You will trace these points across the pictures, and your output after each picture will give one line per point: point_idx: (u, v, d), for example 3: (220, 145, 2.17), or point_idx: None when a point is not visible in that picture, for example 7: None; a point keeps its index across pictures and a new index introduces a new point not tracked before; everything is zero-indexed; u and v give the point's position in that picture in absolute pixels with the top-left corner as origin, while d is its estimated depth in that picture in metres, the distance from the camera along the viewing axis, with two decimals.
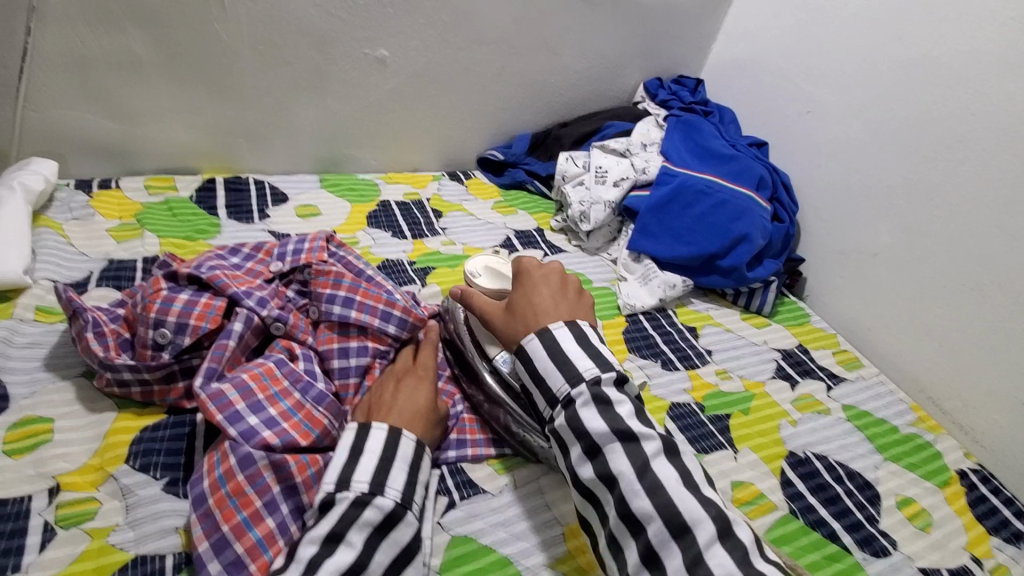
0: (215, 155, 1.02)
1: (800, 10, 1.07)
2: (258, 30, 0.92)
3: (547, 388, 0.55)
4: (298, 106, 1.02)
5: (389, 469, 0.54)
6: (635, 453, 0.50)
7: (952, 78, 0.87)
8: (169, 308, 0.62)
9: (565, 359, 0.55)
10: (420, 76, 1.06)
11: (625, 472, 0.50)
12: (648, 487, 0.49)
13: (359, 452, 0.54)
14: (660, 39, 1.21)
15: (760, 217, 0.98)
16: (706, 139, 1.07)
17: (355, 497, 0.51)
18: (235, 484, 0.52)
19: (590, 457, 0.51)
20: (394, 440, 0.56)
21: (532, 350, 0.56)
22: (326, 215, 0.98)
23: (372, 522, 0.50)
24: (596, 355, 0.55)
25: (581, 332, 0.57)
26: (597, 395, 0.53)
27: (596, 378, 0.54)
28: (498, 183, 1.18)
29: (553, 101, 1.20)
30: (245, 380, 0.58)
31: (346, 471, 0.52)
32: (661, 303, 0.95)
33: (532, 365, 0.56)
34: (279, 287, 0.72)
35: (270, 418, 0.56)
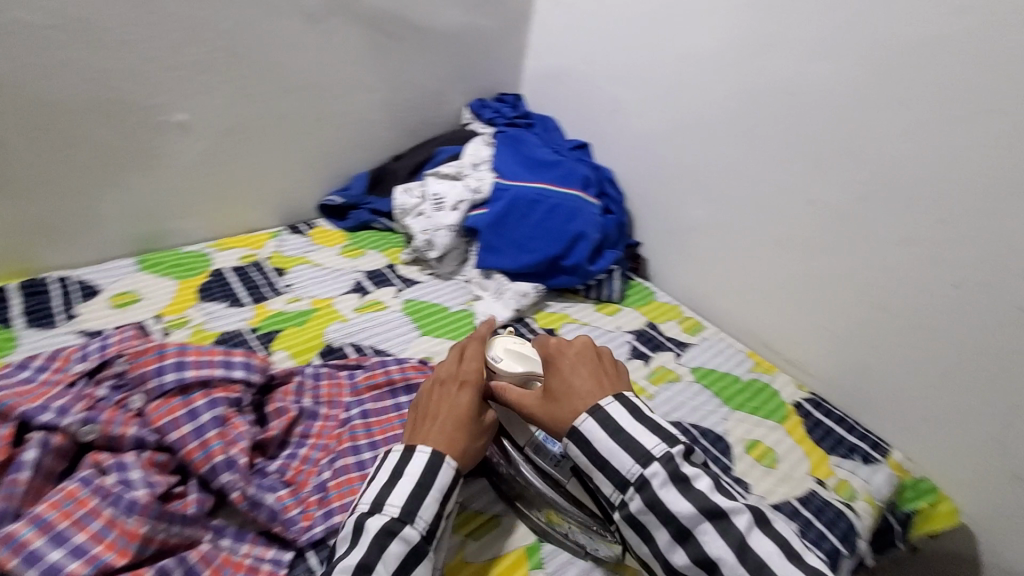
0: (3, 258, 0.90)
1: (586, 20, 1.17)
2: (23, 115, 0.82)
3: (614, 471, 0.57)
4: (95, 188, 0.93)
5: (421, 497, 0.55)
6: (726, 529, 0.53)
7: (713, 63, 0.98)
8: None
9: (627, 436, 0.57)
10: (231, 134, 1.01)
11: (723, 556, 0.52)
12: (752, 566, 0.52)
13: (398, 474, 0.57)
14: (474, 62, 1.26)
15: (591, 213, 1.04)
16: (531, 150, 1.13)
17: (384, 524, 0.53)
18: None
19: (678, 541, 0.54)
20: (409, 457, 0.58)
21: (588, 430, 0.58)
22: (149, 299, 0.91)
23: (400, 553, 0.52)
24: (662, 432, 0.58)
25: (633, 406, 0.60)
26: (674, 471, 0.55)
27: (670, 454, 0.56)
28: (343, 227, 1.16)
29: (382, 137, 1.21)
30: (44, 507, 0.52)
31: (376, 500, 0.55)
32: (519, 313, 0.98)
33: (590, 448, 0.58)
34: (86, 389, 0.65)
35: (76, 548, 0.51)
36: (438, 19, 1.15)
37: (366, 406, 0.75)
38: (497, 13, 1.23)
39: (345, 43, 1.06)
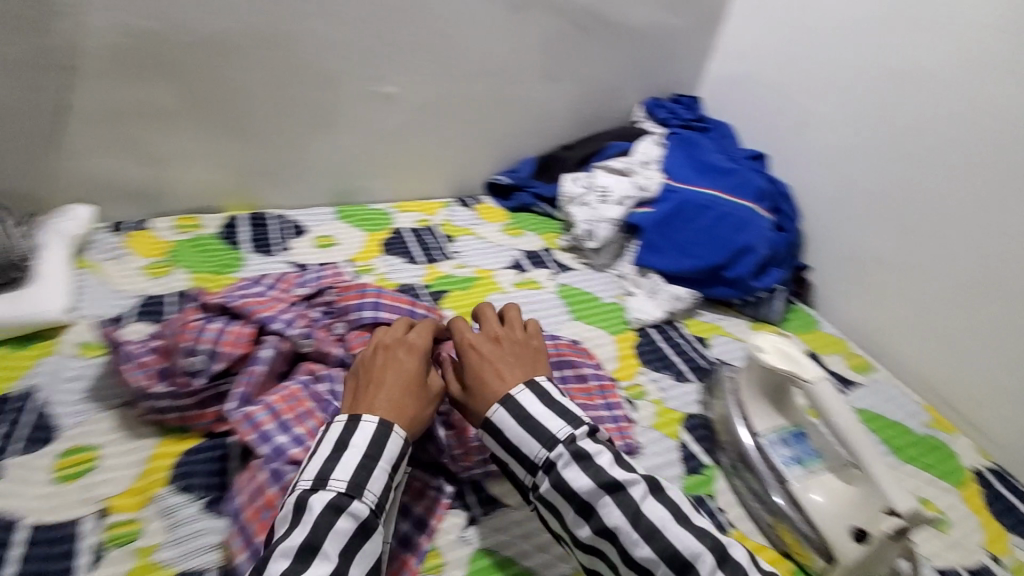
0: (237, 192, 1.08)
1: (786, 27, 1.12)
2: (273, 74, 0.97)
3: (524, 456, 0.57)
4: (313, 142, 1.07)
5: (371, 470, 0.53)
6: (626, 501, 0.53)
7: (939, 83, 0.90)
8: (198, 338, 0.66)
9: (534, 422, 0.57)
10: (427, 108, 1.11)
11: (621, 525, 0.52)
12: (645, 532, 0.52)
13: (343, 446, 0.54)
14: (657, 61, 1.25)
15: (762, 227, 1.00)
16: (705, 154, 1.11)
17: (331, 497, 0.51)
18: (268, 497, 0.58)
19: (583, 516, 0.54)
20: (383, 432, 0.55)
21: (499, 419, 0.58)
22: (342, 245, 1.03)
23: (347, 531, 0.50)
24: (564, 414, 0.58)
25: (541, 391, 0.60)
26: (575, 449, 0.56)
27: (573, 436, 0.57)
28: (506, 207, 1.22)
29: (555, 125, 1.25)
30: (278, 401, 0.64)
31: (358, 474, 0.52)
32: (670, 316, 0.97)
33: (501, 436, 0.58)
34: (304, 308, 0.76)
35: (296, 436, 0.61)
36: (630, 14, 1.16)
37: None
38: (689, 14, 1.21)
39: (540, 32, 1.10)
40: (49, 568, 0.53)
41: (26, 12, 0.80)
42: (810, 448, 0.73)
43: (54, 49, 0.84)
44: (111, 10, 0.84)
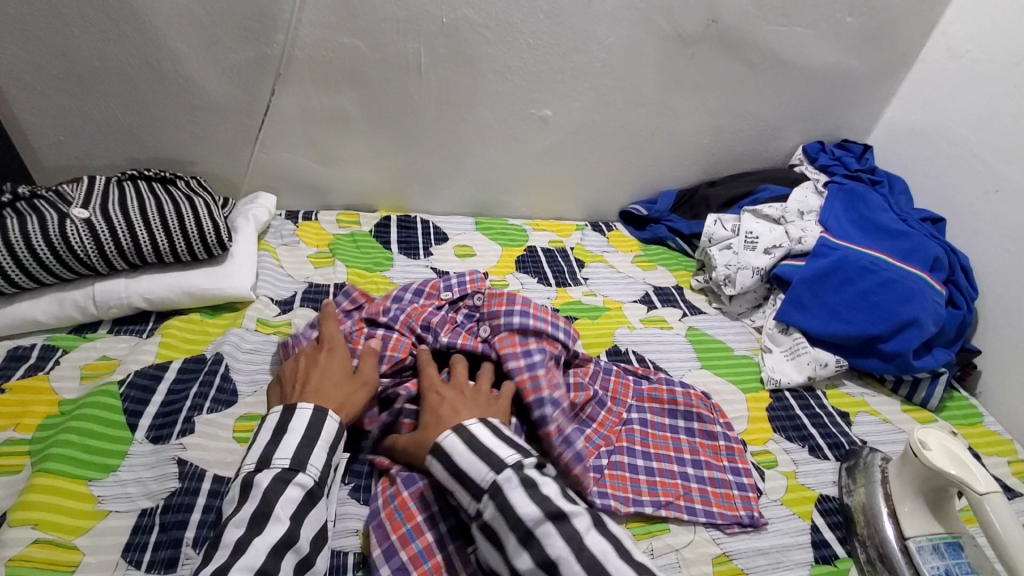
0: (392, 194, 1.16)
1: (994, 80, 1.00)
2: (444, 92, 1.04)
3: (470, 481, 0.55)
4: (467, 156, 1.13)
5: (311, 447, 0.59)
6: (569, 531, 0.49)
7: None
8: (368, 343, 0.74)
9: (481, 445, 0.57)
10: (579, 133, 1.13)
11: (563, 555, 0.48)
12: (587, 564, 0.47)
13: (283, 429, 0.59)
14: (827, 103, 1.17)
15: (934, 301, 0.90)
16: (873, 211, 1.02)
17: (276, 473, 0.56)
18: (401, 500, 0.63)
19: (523, 545, 0.50)
20: (320, 416, 0.61)
21: (449, 446, 0.57)
22: (479, 256, 1.08)
23: (296, 498, 0.55)
24: (512, 443, 0.57)
25: (493, 423, 0.60)
26: (522, 474, 0.53)
27: (521, 463, 0.55)
28: (639, 238, 1.21)
29: (703, 160, 1.21)
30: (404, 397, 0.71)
31: (302, 455, 0.58)
32: (810, 382, 0.90)
33: (451, 463, 0.57)
34: (451, 312, 0.81)
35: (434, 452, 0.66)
36: (806, 54, 1.09)
37: (645, 414, 0.78)
38: (874, 57, 1.12)
39: (707, 67, 1.08)
40: (223, 522, 0.61)
41: (253, 25, 0.92)
42: (966, 563, 0.64)
43: (270, 58, 0.96)
44: (320, 27, 0.94)
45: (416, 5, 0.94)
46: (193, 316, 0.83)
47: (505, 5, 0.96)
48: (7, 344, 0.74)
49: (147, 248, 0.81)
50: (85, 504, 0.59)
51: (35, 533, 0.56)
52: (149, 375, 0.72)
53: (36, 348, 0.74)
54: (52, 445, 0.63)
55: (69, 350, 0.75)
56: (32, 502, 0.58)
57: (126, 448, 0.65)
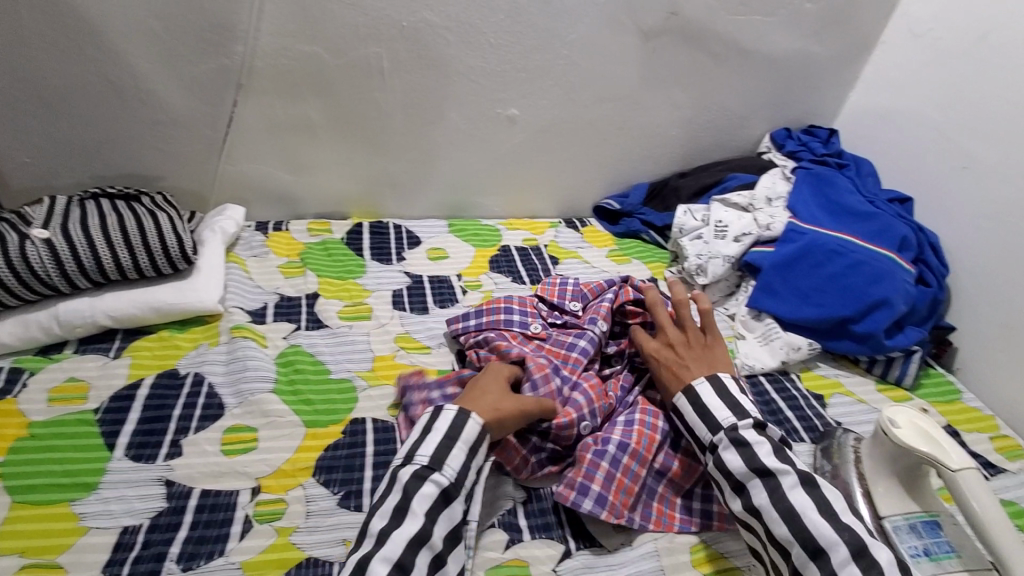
0: (363, 200, 1.16)
1: (952, 60, 1.01)
2: (410, 95, 1.04)
3: (699, 433, 0.66)
4: (437, 159, 1.13)
5: (450, 446, 0.60)
6: (773, 485, 0.58)
7: None
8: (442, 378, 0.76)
9: (705, 408, 0.66)
10: (547, 131, 1.13)
11: (764, 504, 0.58)
12: (784, 514, 0.57)
13: (427, 429, 0.62)
14: (792, 90, 1.18)
15: (903, 281, 0.91)
16: (840, 194, 1.02)
17: (415, 469, 0.59)
18: (591, 461, 0.67)
19: (736, 493, 0.61)
20: (461, 418, 0.62)
21: (681, 405, 0.68)
22: (453, 258, 1.08)
23: (432, 493, 0.57)
24: (731, 404, 0.65)
25: (694, 394, 0.67)
26: (734, 436, 0.62)
27: (734, 425, 0.63)
28: (613, 232, 1.21)
29: (673, 152, 1.21)
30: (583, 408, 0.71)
31: (440, 453, 0.60)
32: (784, 366, 0.90)
33: (684, 416, 0.67)
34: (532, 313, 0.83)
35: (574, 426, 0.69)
36: (768, 42, 1.10)
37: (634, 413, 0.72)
38: (835, 42, 1.14)
39: (670, 60, 1.08)
40: (208, 535, 0.60)
41: (212, 38, 0.92)
42: (945, 542, 0.63)
43: (231, 69, 0.96)
44: (281, 36, 0.94)
45: (376, 10, 0.94)
46: (161, 333, 0.82)
47: (464, 6, 0.96)
48: None
49: (109, 265, 0.81)
50: (67, 526, 0.59)
51: (20, 561, 0.56)
52: (123, 397, 0.72)
53: (0, 372, 0.73)
54: (32, 471, 0.63)
55: (35, 372, 0.74)
56: (11, 533, 0.58)
57: (106, 465, 0.65)
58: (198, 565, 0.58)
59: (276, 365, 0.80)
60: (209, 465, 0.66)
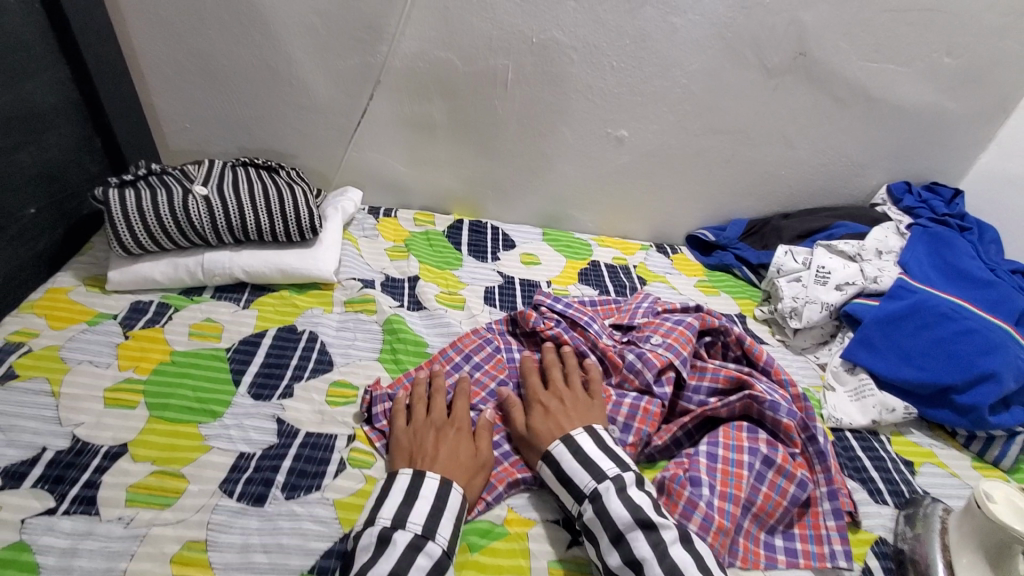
0: (466, 200, 1.23)
1: None
2: (527, 107, 1.09)
3: (574, 486, 0.63)
4: (540, 169, 1.18)
5: (438, 516, 0.58)
6: (656, 539, 0.56)
7: None
8: (482, 350, 0.84)
9: (586, 457, 0.64)
10: (652, 155, 1.15)
11: (648, 557, 0.55)
12: (667, 569, 0.54)
13: (413, 496, 0.59)
14: (919, 144, 1.13)
15: (1019, 356, 0.85)
16: (959, 258, 0.97)
17: (409, 539, 0.55)
18: (722, 468, 0.68)
19: (614, 544, 0.57)
20: (417, 479, 0.60)
21: (559, 454, 0.65)
22: (544, 265, 1.12)
23: (425, 567, 0.54)
24: (616, 458, 0.64)
25: (576, 446, 0.65)
26: (619, 483, 0.61)
27: (619, 475, 0.62)
28: (704, 263, 1.21)
29: (777, 193, 1.19)
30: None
31: (432, 522, 0.57)
32: (875, 426, 0.86)
33: (558, 466, 0.65)
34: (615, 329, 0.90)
35: (712, 453, 0.70)
36: (897, 92, 1.07)
37: (716, 447, 0.71)
38: (974, 100, 1.08)
39: (790, 98, 1.07)
40: (309, 470, 0.66)
41: (361, 36, 1.02)
42: None
43: (371, 66, 1.05)
44: (420, 40, 1.02)
45: (510, 25, 1.00)
46: (283, 292, 0.91)
47: (594, 29, 1.00)
48: (130, 298, 0.85)
49: (249, 225, 0.91)
50: (194, 443, 0.67)
51: (153, 467, 0.64)
52: (249, 342, 0.81)
53: (153, 304, 0.85)
54: (170, 392, 0.72)
55: (179, 309, 0.85)
56: (148, 442, 0.66)
57: (230, 398, 0.73)
58: (299, 495, 0.63)
59: (381, 333, 0.87)
60: (315, 412, 0.73)
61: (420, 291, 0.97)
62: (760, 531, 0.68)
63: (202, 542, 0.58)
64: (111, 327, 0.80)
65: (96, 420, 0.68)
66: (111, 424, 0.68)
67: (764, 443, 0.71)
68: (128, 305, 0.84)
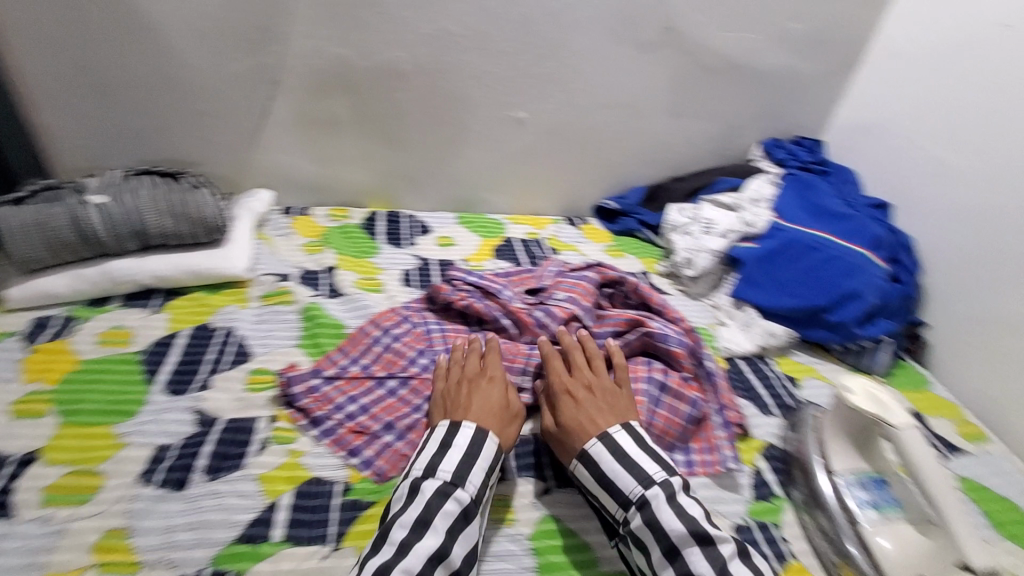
0: (381, 193, 1.26)
1: (925, 77, 1.09)
2: (426, 95, 1.14)
3: (617, 490, 0.64)
4: (449, 155, 1.23)
5: (470, 465, 0.63)
6: (714, 555, 0.58)
7: None
8: (402, 324, 0.88)
9: (631, 461, 0.65)
10: (551, 133, 1.22)
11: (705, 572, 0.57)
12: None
13: (447, 445, 0.65)
14: (783, 103, 1.27)
15: (876, 275, 0.97)
16: (821, 198, 1.10)
17: (438, 486, 0.61)
18: None
19: (668, 558, 0.59)
20: (478, 437, 0.66)
21: (595, 454, 0.66)
22: (459, 245, 1.17)
23: (452, 512, 0.59)
24: (664, 462, 0.65)
25: (637, 438, 0.67)
26: (666, 489, 0.62)
27: (665, 479, 0.63)
28: (611, 230, 1.30)
29: (668, 159, 1.30)
30: (407, 393, 0.77)
31: (461, 470, 0.63)
32: (762, 350, 0.97)
33: (596, 467, 0.65)
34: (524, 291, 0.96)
35: None
36: (757, 58, 1.19)
37: None
38: (823, 60, 1.22)
39: (666, 70, 1.17)
40: (231, 452, 0.68)
41: (253, 38, 1.03)
42: (890, 496, 0.70)
43: (267, 66, 1.07)
44: (314, 39, 1.05)
45: (400, 18, 1.05)
46: (196, 294, 0.91)
47: (480, 17, 1.06)
48: (33, 314, 0.84)
49: (153, 230, 0.91)
50: (110, 441, 0.68)
51: (67, 468, 0.64)
52: (164, 343, 0.81)
53: (58, 317, 0.83)
54: (81, 398, 0.72)
55: (85, 320, 0.83)
56: (61, 446, 0.66)
57: (146, 396, 0.73)
58: (223, 475, 0.65)
59: (300, 320, 0.89)
60: (235, 398, 0.75)
61: (338, 280, 0.99)
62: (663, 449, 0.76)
63: (122, 530, 0.59)
64: (12, 344, 0.78)
65: (4, 432, 0.67)
66: (21, 434, 0.67)
67: (659, 371, 0.80)
68: (30, 321, 0.83)
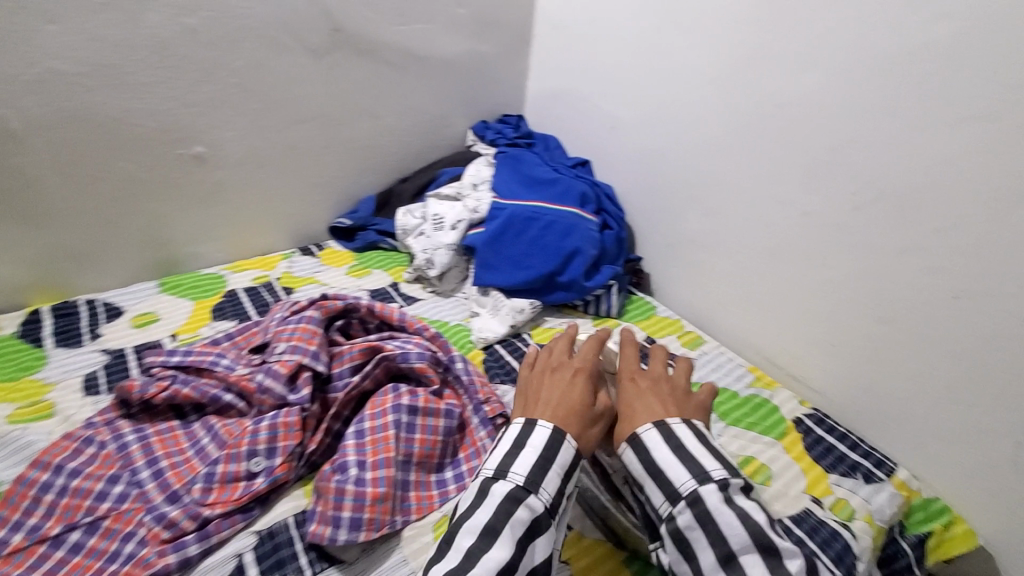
0: (48, 285, 0.98)
1: (580, 42, 1.21)
2: (55, 154, 0.89)
3: (667, 481, 0.56)
4: (123, 217, 1.00)
5: (544, 470, 0.57)
6: (772, 563, 0.51)
7: (685, 80, 1.01)
8: (82, 450, 0.69)
9: (687, 453, 0.58)
10: (246, 163, 1.08)
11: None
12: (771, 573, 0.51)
13: (521, 446, 0.59)
14: (479, 86, 1.30)
15: (588, 229, 1.05)
16: (531, 168, 1.15)
17: (508, 490, 0.55)
18: (371, 439, 0.70)
19: (721, 564, 0.52)
20: (558, 435, 0.59)
21: (650, 441, 0.59)
22: (164, 319, 0.97)
23: (525, 519, 0.54)
24: (721, 459, 0.57)
25: (698, 431, 0.61)
26: (725, 491, 0.55)
27: (727, 480, 0.55)
28: (352, 248, 1.21)
29: (387, 162, 1.25)
30: (99, 541, 0.62)
31: (534, 474, 0.56)
32: (515, 329, 0.99)
33: (648, 457, 0.59)
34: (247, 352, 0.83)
35: (360, 430, 0.71)
36: (436, 46, 1.19)
37: (364, 422, 0.72)
38: (499, 39, 1.28)
39: (350, 72, 1.11)
40: None
41: None
42: None
43: None
44: None
45: None
46: None
47: (96, 48, 0.86)
48: None
49: None
50: None
51: None
52: None
53: None
54: None
55: None
56: None
57: None
58: None
59: None
60: None
61: None
62: (429, 475, 0.73)
63: None
64: None
65: None
66: None
67: (406, 395, 0.74)
68: None
